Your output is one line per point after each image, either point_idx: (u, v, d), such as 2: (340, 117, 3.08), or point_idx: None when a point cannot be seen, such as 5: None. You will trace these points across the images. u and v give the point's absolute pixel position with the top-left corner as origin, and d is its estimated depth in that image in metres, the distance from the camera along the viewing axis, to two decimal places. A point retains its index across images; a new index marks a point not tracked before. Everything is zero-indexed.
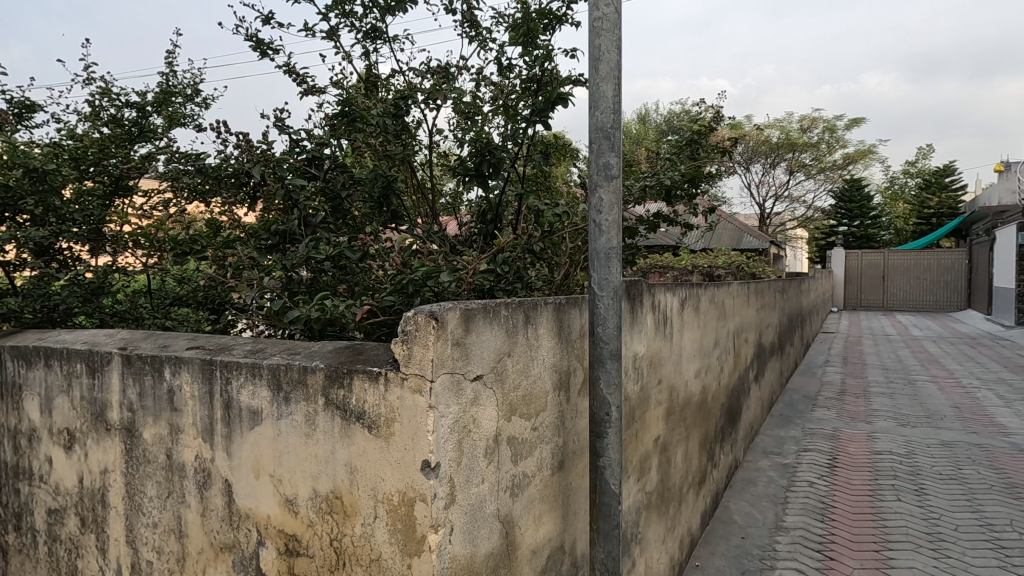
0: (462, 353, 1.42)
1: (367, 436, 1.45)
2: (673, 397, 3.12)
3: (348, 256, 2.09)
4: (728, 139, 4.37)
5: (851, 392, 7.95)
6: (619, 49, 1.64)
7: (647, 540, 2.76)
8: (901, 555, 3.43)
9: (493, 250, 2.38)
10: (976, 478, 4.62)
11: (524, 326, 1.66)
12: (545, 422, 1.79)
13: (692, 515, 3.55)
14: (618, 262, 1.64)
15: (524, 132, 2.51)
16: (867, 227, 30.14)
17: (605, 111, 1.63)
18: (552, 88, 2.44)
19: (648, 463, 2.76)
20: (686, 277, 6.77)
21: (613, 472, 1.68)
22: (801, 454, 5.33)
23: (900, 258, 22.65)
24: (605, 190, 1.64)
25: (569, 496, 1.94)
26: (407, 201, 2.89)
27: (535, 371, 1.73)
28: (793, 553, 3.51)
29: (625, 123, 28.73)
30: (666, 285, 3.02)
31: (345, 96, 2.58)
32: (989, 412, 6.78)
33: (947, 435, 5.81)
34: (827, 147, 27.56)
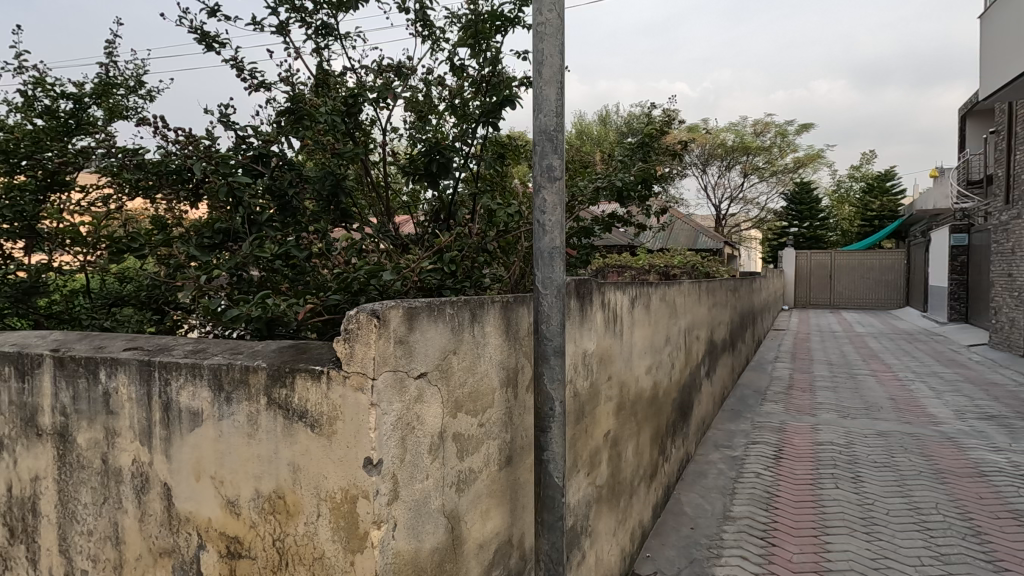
0: (405, 351, 1.43)
1: (309, 435, 1.45)
2: (623, 392, 3.21)
3: (294, 255, 2.08)
4: (679, 141, 4.50)
5: (798, 387, 8.30)
6: (561, 54, 1.69)
7: (598, 533, 2.83)
8: (836, 539, 3.62)
9: (443, 250, 2.40)
10: (908, 465, 4.92)
11: (470, 325, 1.69)
12: (491, 419, 1.82)
13: (643, 507, 3.65)
14: (561, 261, 1.69)
15: (474, 133, 2.53)
16: (815, 228, 31.48)
17: (548, 114, 1.67)
18: (499, 89, 2.46)
19: (598, 457, 2.83)
20: (642, 277, 6.93)
21: (556, 466, 1.73)
22: (750, 447, 5.55)
23: (846, 259, 23.70)
24: (549, 192, 1.68)
25: (516, 491, 1.97)
26: (361, 200, 2.91)
27: (481, 369, 1.76)
28: (738, 541, 3.65)
29: (586, 124, 29.07)
30: (616, 283, 3.09)
31: (294, 93, 2.55)
32: (921, 403, 7.20)
33: (883, 426, 6.14)
34: (778, 150, 28.64)
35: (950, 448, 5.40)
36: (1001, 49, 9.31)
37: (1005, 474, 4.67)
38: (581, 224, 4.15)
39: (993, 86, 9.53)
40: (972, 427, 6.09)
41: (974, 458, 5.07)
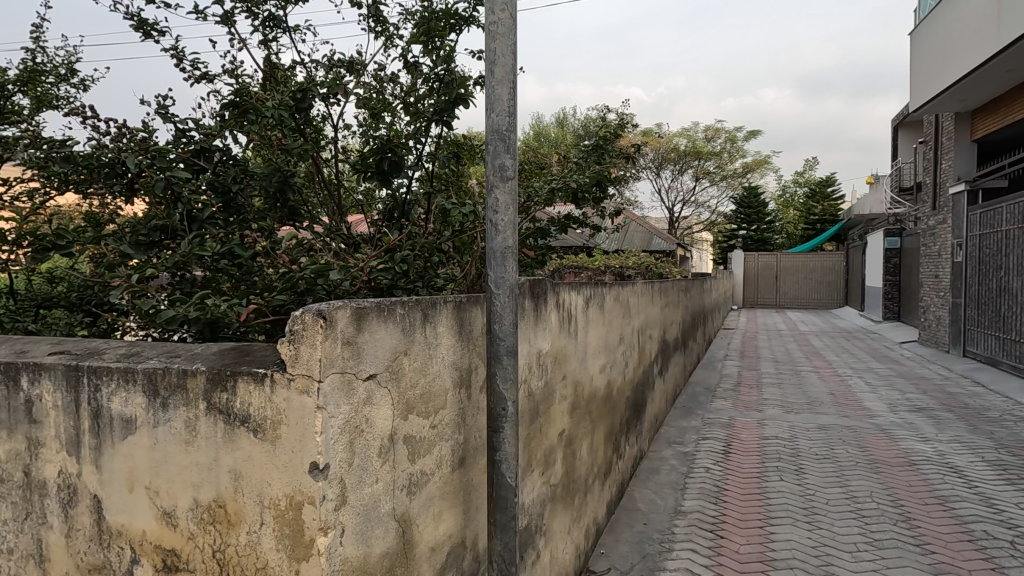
0: (353, 353, 1.40)
1: (251, 440, 1.39)
2: (578, 392, 3.24)
3: (239, 254, 2.00)
4: (633, 145, 4.59)
5: (746, 383, 8.61)
6: (513, 53, 1.69)
7: (553, 532, 2.85)
8: (780, 529, 3.77)
9: (395, 248, 2.36)
10: (846, 456, 5.18)
11: (421, 325, 1.67)
12: (444, 420, 1.80)
13: (598, 504, 3.70)
14: (514, 261, 1.69)
15: (426, 131, 2.48)
16: (762, 231, 32.77)
17: (501, 113, 1.67)
18: (452, 88, 2.43)
19: (552, 456, 2.85)
20: (598, 278, 7.03)
21: (509, 466, 1.73)
22: (700, 442, 5.71)
23: (791, 260, 24.77)
24: (501, 191, 1.68)
25: (469, 492, 1.96)
26: (312, 198, 2.84)
27: (433, 369, 1.74)
28: (689, 535, 3.75)
29: (543, 126, 29.30)
30: (571, 284, 3.12)
31: (239, 86, 2.45)
32: (858, 397, 7.60)
33: (823, 420, 6.45)
34: (728, 156, 29.66)
35: (884, 439, 5.71)
36: (929, 64, 9.93)
37: (932, 463, 4.98)
38: (537, 224, 4.19)
39: (922, 99, 10.15)
40: (904, 419, 6.47)
41: (905, 449, 5.38)
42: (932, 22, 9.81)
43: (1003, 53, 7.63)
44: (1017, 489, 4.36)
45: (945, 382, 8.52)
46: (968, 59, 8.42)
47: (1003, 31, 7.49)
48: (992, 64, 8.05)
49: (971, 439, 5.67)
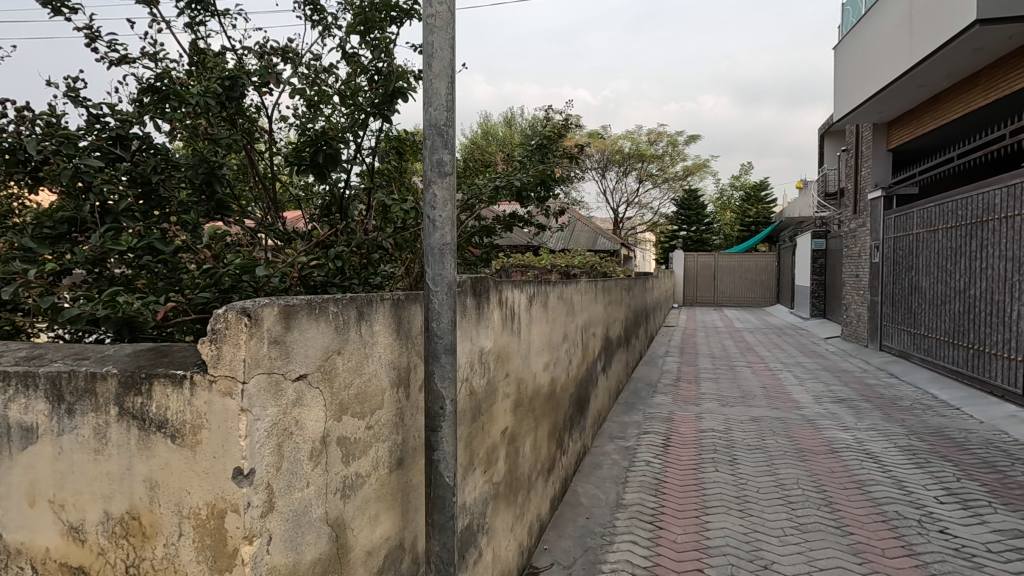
0: (281, 352, 1.34)
1: (169, 447, 1.31)
2: (521, 389, 3.25)
3: (159, 249, 1.88)
4: (576, 145, 4.67)
5: (685, 379, 8.94)
6: (452, 48, 1.67)
7: (495, 530, 2.84)
8: (715, 518, 3.93)
9: (331, 244, 2.29)
10: (775, 446, 5.46)
11: (356, 324, 1.62)
12: (381, 421, 1.76)
13: (541, 501, 3.73)
14: (452, 257, 1.68)
15: (364, 125, 2.40)
16: (701, 232, 34.10)
17: (438, 108, 1.64)
18: (389, 81, 2.35)
19: (495, 455, 2.85)
20: (544, 276, 7.10)
21: (447, 465, 1.71)
22: (641, 437, 5.87)
23: (727, 261, 25.91)
24: (439, 187, 1.65)
25: (408, 493, 1.92)
26: (244, 191, 2.73)
27: (369, 368, 1.69)
28: (629, 527, 3.85)
29: (491, 125, 29.30)
30: (514, 282, 3.12)
31: (161, 71, 2.30)
32: (787, 390, 8.04)
33: (756, 412, 6.78)
34: (670, 159, 30.66)
35: (809, 429, 6.06)
36: (851, 78, 10.60)
37: (851, 450, 5.33)
38: (483, 223, 4.19)
39: (845, 109, 10.82)
40: (827, 409, 6.90)
41: (828, 437, 5.73)
42: (853, 38, 10.47)
43: (915, 69, 8.23)
44: (924, 471, 4.73)
45: (864, 374, 9.15)
46: (885, 73, 9.03)
47: (915, 49, 8.08)
48: (905, 80, 8.67)
49: (886, 427, 6.11)
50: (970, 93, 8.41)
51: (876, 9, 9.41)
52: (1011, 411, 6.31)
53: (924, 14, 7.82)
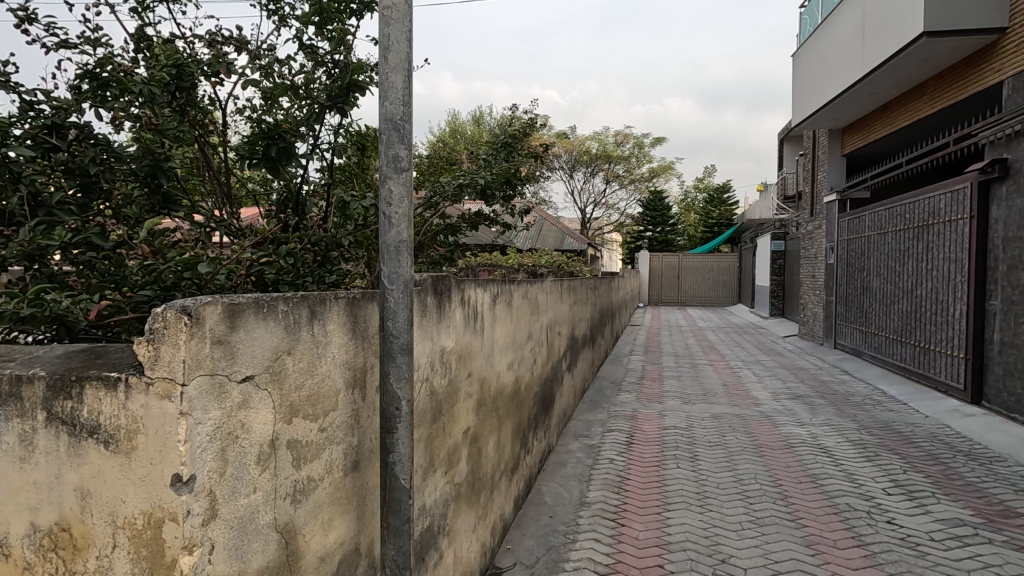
0: (225, 353, 1.28)
1: (101, 453, 1.24)
2: (484, 389, 3.23)
3: (97, 244, 1.78)
4: (541, 145, 4.69)
5: (648, 377, 9.07)
6: (408, 41, 1.63)
7: (456, 531, 2.81)
8: (676, 514, 4.00)
9: (285, 241, 2.22)
10: (735, 442, 5.59)
11: (308, 322, 1.57)
12: (334, 423, 1.71)
13: (504, 501, 3.71)
14: (408, 255, 1.65)
15: (319, 119, 2.31)
16: (666, 233, 34.76)
17: (394, 102, 1.60)
18: (344, 74, 2.26)
19: (456, 455, 2.81)
20: (511, 276, 7.07)
21: (403, 467, 1.68)
22: (606, 435, 5.92)
23: (691, 261, 26.47)
24: (395, 183, 1.62)
25: (364, 496, 1.88)
26: (195, 185, 2.62)
27: (322, 368, 1.65)
28: (592, 525, 3.87)
29: (460, 124, 29.15)
30: (476, 281, 3.09)
31: (102, 57, 2.18)
32: (746, 387, 8.26)
33: (716, 409, 6.93)
34: (636, 161, 31.11)
35: (767, 425, 6.23)
36: (808, 85, 10.95)
37: (806, 445, 5.50)
38: (448, 221, 4.15)
39: (803, 115, 11.18)
40: (784, 406, 7.11)
41: (785, 433, 5.91)
42: (811, 47, 10.81)
43: (867, 78, 8.55)
44: (874, 465, 4.92)
45: (819, 371, 9.49)
46: (840, 81, 9.35)
47: (868, 58, 8.39)
48: (858, 88, 9.00)
49: (839, 422, 6.34)
50: (918, 102, 8.78)
51: (832, 18, 9.73)
52: (954, 405, 6.62)
53: (877, 25, 8.12)
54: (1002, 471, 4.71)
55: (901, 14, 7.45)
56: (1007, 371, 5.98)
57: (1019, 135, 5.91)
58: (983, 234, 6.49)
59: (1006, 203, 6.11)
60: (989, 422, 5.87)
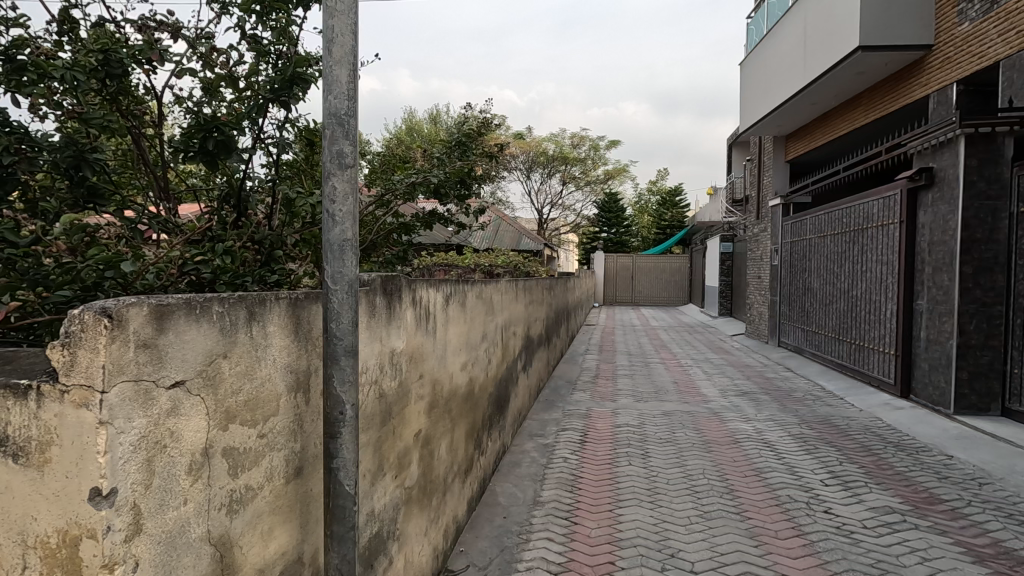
0: (152, 357, 1.20)
1: (12, 467, 1.15)
2: (436, 390, 3.19)
3: (10, 241, 1.65)
4: (495, 145, 4.68)
5: (603, 376, 9.21)
6: (354, 34, 1.59)
7: (407, 535, 2.76)
8: (628, 510, 4.07)
9: (224, 239, 2.12)
10: (684, 439, 5.75)
11: (246, 324, 1.50)
12: (276, 428, 1.65)
13: (457, 503, 3.68)
14: (353, 255, 1.60)
15: (261, 113, 2.20)
16: (621, 234, 35.44)
17: (338, 97, 1.55)
18: (288, 65, 2.16)
19: (407, 458, 2.76)
20: (467, 276, 7.03)
21: (348, 473, 1.63)
22: (560, 434, 5.97)
23: (645, 262, 27.08)
24: (339, 179, 1.57)
25: (308, 504, 1.81)
26: (127, 179, 2.47)
27: (261, 373, 1.58)
28: (546, 524, 3.89)
29: (415, 122, 28.78)
30: (429, 281, 3.05)
31: (19, 39, 2.02)
32: (696, 385, 8.50)
33: (667, 406, 7.10)
34: (592, 162, 31.54)
35: (714, 421, 6.44)
36: (754, 93, 11.37)
37: (751, 439, 5.71)
38: (401, 220, 4.09)
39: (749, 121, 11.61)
40: (731, 402, 7.36)
41: (731, 429, 6.12)
42: (757, 56, 11.24)
43: (809, 88, 8.94)
44: (813, 457, 5.15)
45: (764, 368, 9.87)
46: (784, 90, 9.76)
47: (809, 69, 8.77)
48: (800, 97, 9.40)
49: (781, 417, 6.61)
50: (854, 112, 9.25)
51: (777, 29, 10.13)
52: (886, 399, 7.02)
53: (818, 37, 8.50)
54: (927, 460, 5.02)
55: (840, 28, 7.83)
56: (932, 366, 6.38)
57: (943, 145, 6.30)
58: (912, 238, 6.90)
59: (931, 209, 6.53)
60: (916, 415, 6.25)
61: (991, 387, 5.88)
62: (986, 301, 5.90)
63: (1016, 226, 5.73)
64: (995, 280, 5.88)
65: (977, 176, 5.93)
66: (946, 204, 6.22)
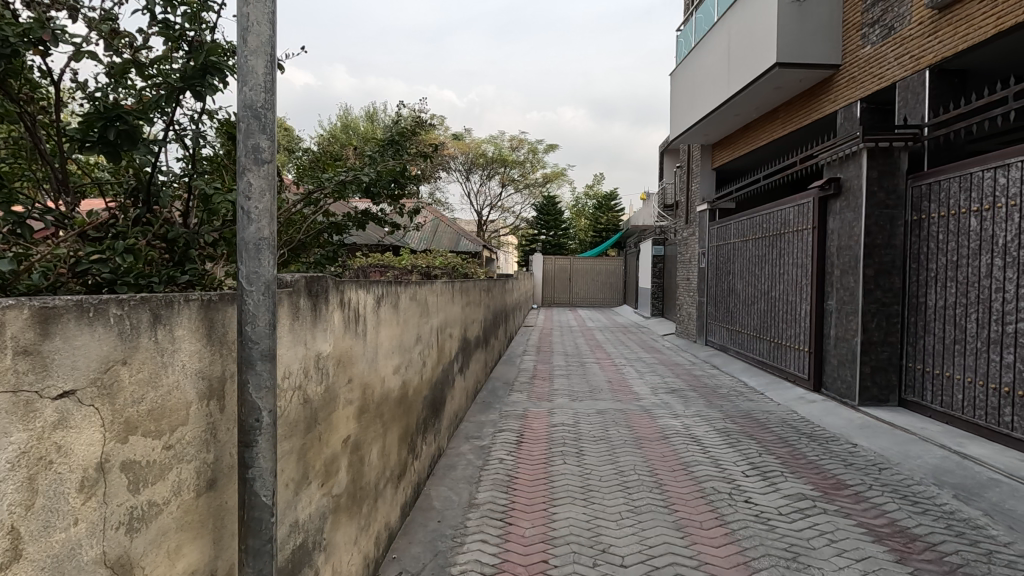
0: (34, 365, 1.10)
1: None
2: (366, 395, 3.10)
3: None
4: (430, 145, 4.63)
5: (540, 376, 9.32)
6: (271, 24, 1.52)
7: (335, 545, 2.67)
8: (562, 509, 4.13)
9: (130, 236, 1.97)
10: (617, 436, 5.91)
11: (151, 328, 1.40)
12: (185, 439, 1.54)
13: (390, 508, 3.60)
14: (270, 254, 1.53)
15: (171, 102, 2.06)
16: (559, 237, 36.03)
17: (254, 88, 1.48)
18: (201, 53, 2.03)
19: (335, 465, 2.67)
20: (403, 277, 6.91)
21: (264, 483, 1.55)
22: (496, 435, 5.98)
23: (582, 264, 27.65)
24: (255, 175, 1.49)
25: (221, 518, 1.71)
26: (19, 171, 2.25)
27: (168, 380, 1.47)
28: (480, 526, 3.88)
29: (351, 119, 28.03)
30: (359, 282, 2.98)
31: None
32: (629, 383, 8.76)
33: (601, 405, 7.28)
34: (531, 165, 31.86)
35: (646, 418, 6.66)
36: (683, 103, 11.89)
37: (680, 435, 5.95)
38: (332, 220, 3.98)
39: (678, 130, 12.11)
40: (661, 399, 7.65)
41: (661, 425, 6.35)
42: (685, 67, 11.75)
43: (732, 99, 9.44)
44: (735, 450, 5.42)
45: (692, 366, 10.32)
46: (710, 101, 10.26)
47: (733, 81, 9.26)
48: (724, 108, 9.91)
49: (707, 412, 6.93)
50: (772, 124, 9.86)
51: (704, 43, 10.63)
52: (800, 393, 7.52)
53: (740, 52, 8.98)
54: (836, 449, 5.42)
55: (759, 45, 8.30)
56: (840, 362, 6.90)
57: (849, 157, 6.82)
58: (822, 243, 7.44)
59: (839, 216, 7.05)
60: (827, 407, 6.74)
61: (890, 380, 6.42)
62: (885, 301, 6.42)
63: (910, 233, 6.29)
64: (893, 282, 6.42)
65: (877, 187, 6.45)
66: (852, 211, 6.73)
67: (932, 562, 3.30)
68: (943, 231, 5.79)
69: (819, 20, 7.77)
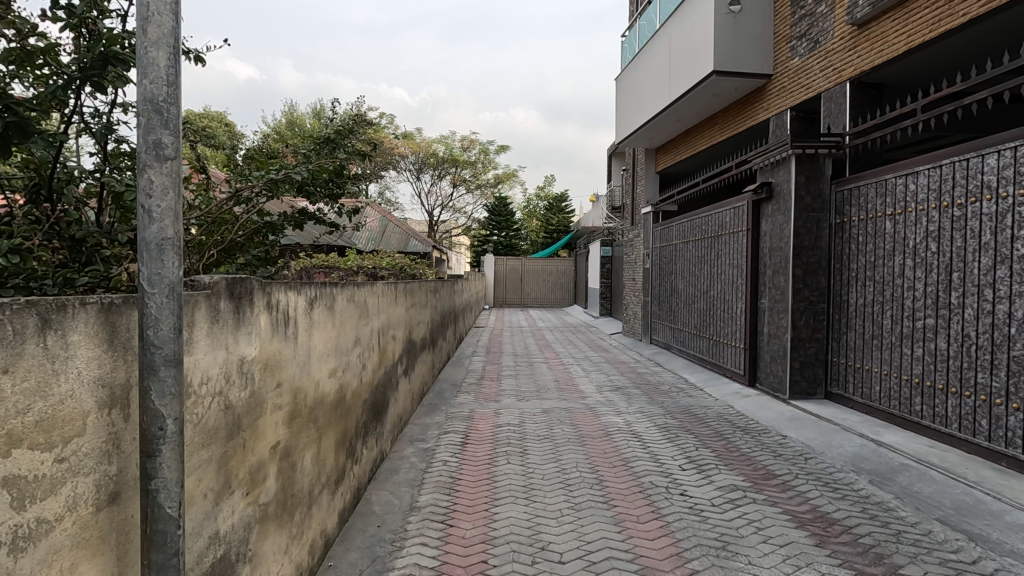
0: None
1: None
2: (297, 399, 3.01)
3: None
4: (368, 143, 4.53)
5: (488, 377, 9.31)
6: (174, 14, 1.45)
7: (262, 554, 2.58)
8: (504, 509, 4.14)
9: (23, 233, 1.84)
10: (561, 435, 5.98)
11: (39, 333, 1.31)
12: (83, 450, 1.46)
13: (326, 515, 3.52)
14: (174, 254, 1.46)
15: (65, 92, 1.93)
16: (510, 237, 36.15)
17: (155, 81, 1.41)
18: (101, 43, 1.92)
19: (262, 472, 2.59)
20: (348, 278, 6.77)
21: (169, 495, 1.49)
22: (441, 437, 5.94)
23: (533, 265, 27.83)
24: (156, 172, 1.43)
25: (126, 533, 1.61)
26: None
27: (61, 388, 1.38)
28: (420, 529, 3.84)
29: (296, 116, 27.17)
30: (288, 284, 2.89)
31: None
32: (576, 382, 8.89)
33: (548, 404, 7.35)
34: (482, 166, 31.80)
35: (590, 416, 6.77)
36: (628, 107, 12.18)
37: (622, 432, 6.09)
38: (265, 219, 3.86)
39: (624, 133, 12.39)
40: (606, 397, 7.80)
41: (604, 422, 6.47)
42: (630, 73, 12.05)
43: (673, 105, 9.74)
44: (674, 446, 5.58)
45: (636, 364, 10.58)
46: (652, 105, 10.56)
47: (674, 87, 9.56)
48: (666, 113, 10.22)
49: (649, 409, 7.12)
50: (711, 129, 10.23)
51: (647, 49, 10.93)
52: (736, 388, 7.85)
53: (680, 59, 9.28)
54: (767, 441, 5.68)
55: (697, 52, 8.60)
56: (773, 358, 7.23)
57: (779, 162, 7.15)
58: (756, 244, 7.78)
59: (771, 219, 7.40)
60: (760, 401, 7.05)
61: (817, 374, 6.79)
62: (812, 300, 6.78)
63: (834, 235, 6.67)
64: (819, 282, 6.79)
65: (805, 191, 6.81)
66: (782, 214, 7.07)
67: (847, 544, 3.51)
68: (863, 233, 6.17)
69: (752, 31, 8.14)
